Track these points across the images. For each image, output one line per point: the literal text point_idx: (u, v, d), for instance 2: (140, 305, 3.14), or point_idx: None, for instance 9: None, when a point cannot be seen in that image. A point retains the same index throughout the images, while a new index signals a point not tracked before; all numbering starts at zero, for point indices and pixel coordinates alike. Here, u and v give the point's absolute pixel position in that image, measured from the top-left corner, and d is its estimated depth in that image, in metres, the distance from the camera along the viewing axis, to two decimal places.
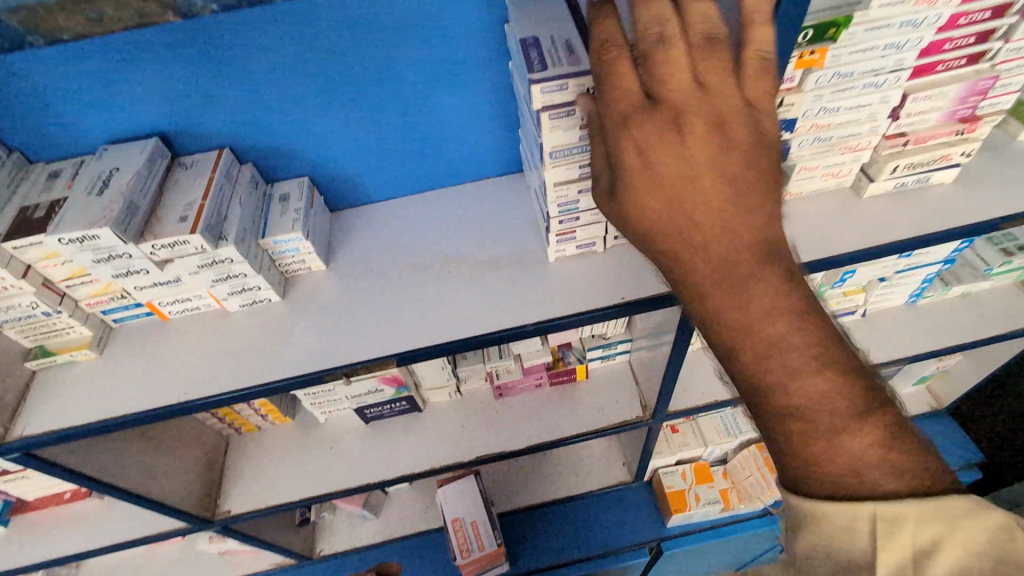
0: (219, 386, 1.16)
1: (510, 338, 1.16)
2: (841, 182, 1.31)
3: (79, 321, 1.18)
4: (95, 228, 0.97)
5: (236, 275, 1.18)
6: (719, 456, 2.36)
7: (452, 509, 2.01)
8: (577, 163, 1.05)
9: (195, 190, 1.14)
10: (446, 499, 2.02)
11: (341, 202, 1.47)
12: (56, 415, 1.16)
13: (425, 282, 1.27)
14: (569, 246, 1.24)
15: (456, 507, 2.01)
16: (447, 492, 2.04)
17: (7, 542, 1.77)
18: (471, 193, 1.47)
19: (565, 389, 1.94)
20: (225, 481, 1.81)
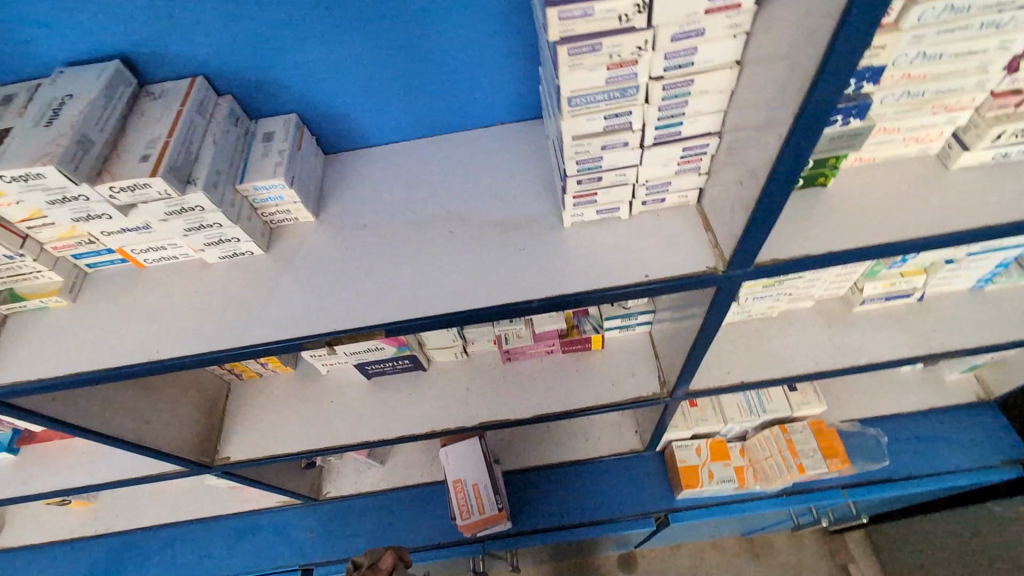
0: (192, 344, 1.06)
1: (513, 313, 1.02)
2: (925, 148, 1.08)
3: (46, 266, 1.09)
4: (38, 165, 0.85)
5: (210, 224, 1.05)
6: (738, 433, 2.24)
7: (455, 469, 1.96)
8: (602, 112, 0.85)
9: (161, 126, 0.99)
10: (449, 458, 1.98)
11: (337, 144, 1.31)
12: (23, 364, 1.08)
13: (423, 243, 1.12)
14: (588, 211, 1.07)
15: (459, 467, 1.96)
16: (450, 451, 1.99)
17: (17, 469, 1.81)
18: (482, 141, 1.29)
19: (578, 357, 1.82)
20: (225, 427, 1.79)
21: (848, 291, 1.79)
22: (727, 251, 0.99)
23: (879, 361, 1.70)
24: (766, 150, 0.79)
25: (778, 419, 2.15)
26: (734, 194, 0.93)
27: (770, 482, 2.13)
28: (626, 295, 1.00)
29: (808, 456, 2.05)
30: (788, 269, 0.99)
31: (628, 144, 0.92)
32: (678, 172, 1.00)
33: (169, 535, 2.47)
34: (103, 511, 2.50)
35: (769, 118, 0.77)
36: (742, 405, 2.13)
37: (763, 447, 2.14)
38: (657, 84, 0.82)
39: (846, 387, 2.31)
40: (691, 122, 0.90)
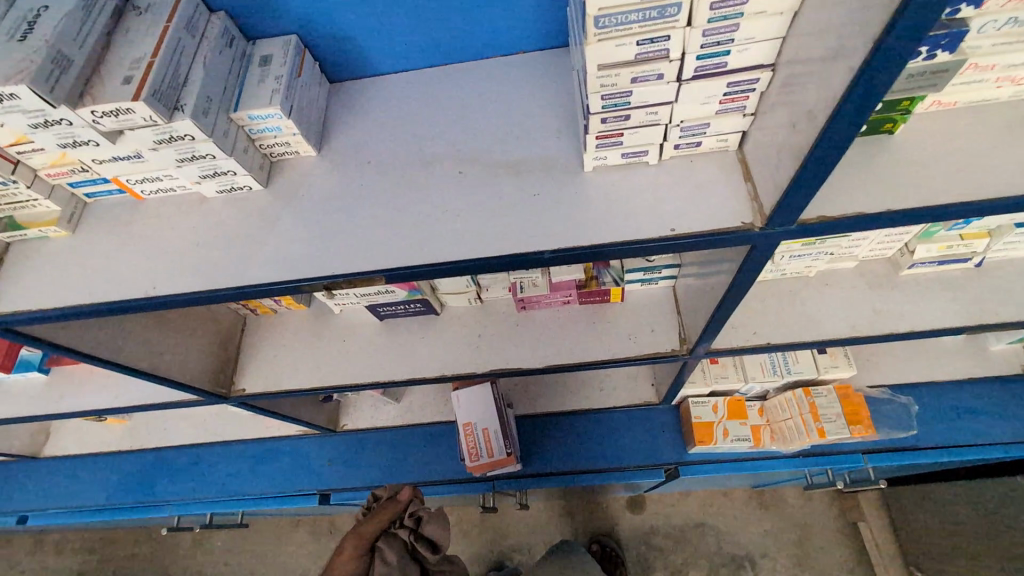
0: (189, 282, 1.02)
1: (523, 265, 0.94)
2: (1021, 91, 0.91)
3: (41, 195, 1.05)
4: (10, 85, 0.78)
5: (204, 155, 0.98)
6: (758, 393, 2.16)
7: (467, 413, 1.98)
8: (633, 37, 0.72)
9: (145, 43, 0.90)
10: (461, 403, 1.99)
11: (342, 71, 1.20)
12: (25, 295, 1.07)
13: (430, 184, 1.03)
14: (613, 154, 0.95)
15: (470, 412, 1.97)
16: (463, 396, 1.99)
17: (48, 389, 1.88)
18: (499, 71, 1.15)
19: (596, 309, 1.75)
20: (241, 360, 1.81)
21: (897, 252, 1.64)
22: (769, 206, 0.87)
23: (922, 330, 1.56)
24: (828, 87, 0.66)
25: (802, 381, 2.06)
26: (784, 140, 0.80)
27: (786, 443, 2.08)
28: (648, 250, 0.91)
29: (831, 420, 1.96)
30: (837, 229, 0.87)
31: (662, 76, 0.79)
32: (719, 112, 0.86)
33: (198, 455, 2.61)
34: (137, 429, 2.64)
35: (839, 47, 0.63)
36: (766, 365, 2.05)
37: (783, 409, 2.07)
38: (703, 0, 0.67)
39: (880, 352, 2.17)
40: (740, 52, 0.76)
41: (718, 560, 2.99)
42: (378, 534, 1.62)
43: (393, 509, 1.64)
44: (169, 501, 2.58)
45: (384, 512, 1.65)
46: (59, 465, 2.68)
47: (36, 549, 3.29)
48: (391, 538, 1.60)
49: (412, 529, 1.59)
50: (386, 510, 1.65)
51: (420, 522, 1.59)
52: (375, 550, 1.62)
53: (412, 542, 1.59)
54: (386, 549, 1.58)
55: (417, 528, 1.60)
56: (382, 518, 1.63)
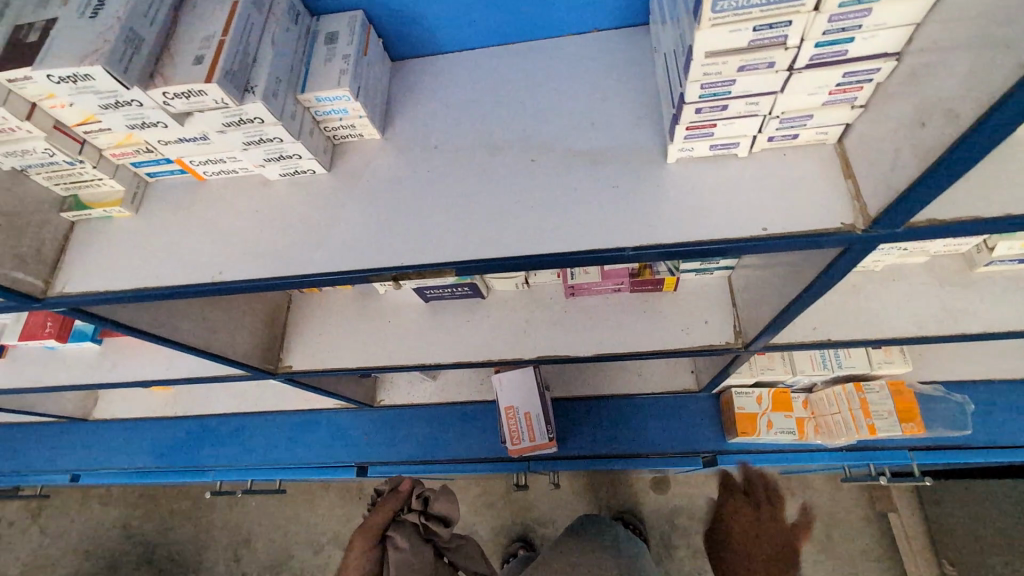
0: (256, 267, 1.01)
1: (601, 261, 0.90)
2: None
3: (107, 174, 1.03)
4: (85, 65, 0.75)
5: (271, 139, 0.95)
6: (804, 385, 2.11)
7: (505, 397, 1.96)
8: (752, 22, 0.65)
9: (214, 20, 0.86)
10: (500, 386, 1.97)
11: (405, 49, 1.14)
12: (91, 275, 1.06)
13: (500, 172, 0.99)
14: (700, 145, 0.89)
15: (509, 396, 1.95)
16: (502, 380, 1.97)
17: (102, 358, 1.93)
18: (572, 51, 1.08)
19: (647, 298, 1.70)
20: (287, 337, 1.82)
21: (973, 248, 1.55)
22: (874, 207, 0.81)
23: (997, 331, 1.48)
24: (977, 84, 0.59)
25: (853, 376, 2.00)
26: (904, 138, 0.73)
27: (831, 437, 2.03)
28: (737, 250, 0.86)
29: (882, 417, 1.90)
30: (949, 233, 0.80)
31: (773, 65, 0.72)
32: (825, 103, 0.80)
33: (239, 424, 2.68)
34: (181, 397, 2.71)
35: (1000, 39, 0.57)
36: (816, 358, 1.99)
37: (831, 402, 2.01)
38: None
39: (938, 347, 2.07)
40: (865, 40, 0.69)
41: None
42: (384, 528, 1.50)
43: (396, 499, 1.53)
44: (215, 466, 2.65)
45: (388, 505, 1.52)
46: (108, 428, 2.78)
47: (81, 504, 3.36)
48: (400, 526, 1.50)
49: (421, 512, 1.52)
50: (389, 502, 1.53)
51: (428, 502, 1.52)
52: (380, 546, 1.49)
53: (422, 524, 1.51)
54: (398, 539, 1.47)
55: (425, 510, 1.53)
56: (386, 508, 1.51)
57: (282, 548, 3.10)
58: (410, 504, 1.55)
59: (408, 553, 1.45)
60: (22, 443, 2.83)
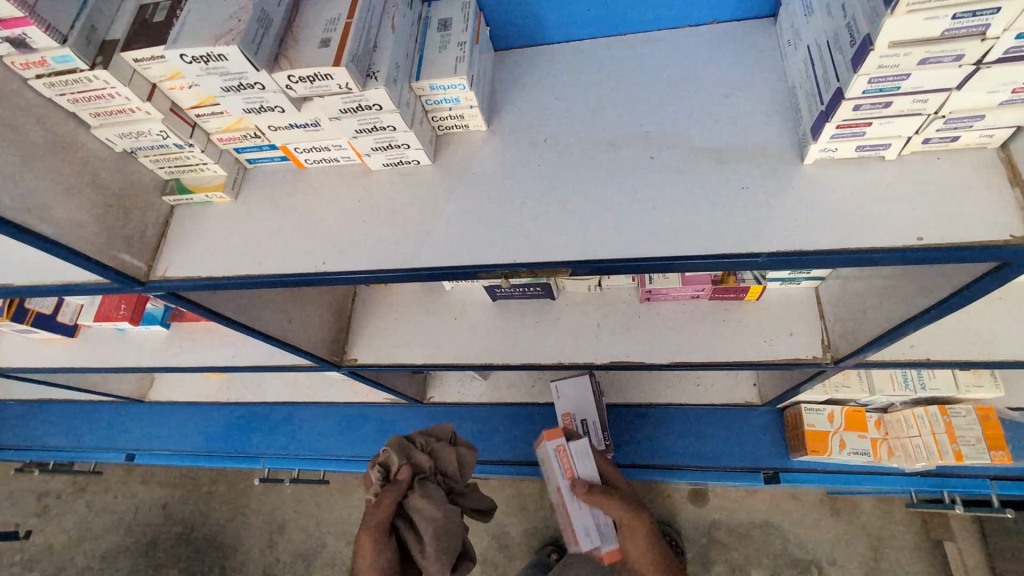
0: (355, 259, 0.98)
1: (733, 267, 0.84)
2: None
3: (213, 159, 1.02)
4: (221, 45, 0.73)
5: (384, 127, 0.92)
6: (880, 404, 2.00)
7: (581, 466, 1.53)
8: (954, 9, 0.59)
9: (339, 2, 0.84)
10: (574, 451, 1.53)
11: (511, 38, 1.11)
12: (189, 259, 1.06)
13: (617, 168, 0.94)
14: (847, 146, 0.83)
15: (590, 469, 1.53)
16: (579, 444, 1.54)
17: (169, 341, 1.96)
18: (691, 43, 1.03)
19: (726, 306, 1.63)
20: (353, 330, 1.80)
21: None
22: None
23: None
24: None
25: (938, 397, 1.88)
26: None
27: (908, 462, 1.90)
28: (886, 259, 0.79)
29: (970, 444, 1.78)
30: None
31: (959, 59, 0.66)
32: (1004, 103, 0.73)
33: (290, 412, 2.70)
34: (234, 382, 2.76)
35: None
36: (897, 376, 1.88)
37: (910, 425, 1.89)
38: None
39: None
40: None
41: (786, 564, 2.81)
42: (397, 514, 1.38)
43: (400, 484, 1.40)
44: (266, 453, 2.67)
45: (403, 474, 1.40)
46: (164, 409, 2.85)
47: (127, 480, 3.44)
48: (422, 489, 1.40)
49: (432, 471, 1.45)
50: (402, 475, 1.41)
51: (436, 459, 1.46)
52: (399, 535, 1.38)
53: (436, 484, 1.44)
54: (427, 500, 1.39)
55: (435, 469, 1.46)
56: (404, 479, 1.39)
57: (315, 537, 3.12)
58: (421, 468, 1.46)
59: (443, 511, 1.37)
60: (83, 418, 2.93)
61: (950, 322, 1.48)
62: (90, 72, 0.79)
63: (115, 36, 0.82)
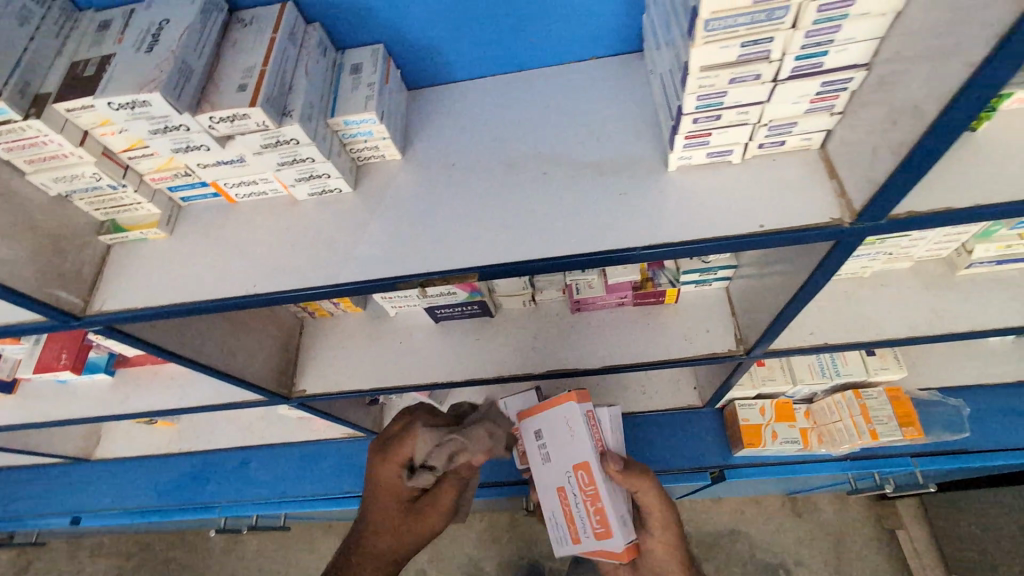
0: (285, 280, 1.07)
1: (616, 261, 0.97)
2: None
3: (146, 198, 1.10)
4: (145, 92, 0.83)
5: (303, 159, 1.03)
6: (805, 395, 2.14)
7: (608, 438, 1.45)
8: (739, 39, 0.75)
9: (254, 53, 0.96)
10: (602, 419, 1.48)
11: (421, 78, 1.25)
12: (126, 293, 1.12)
13: (516, 184, 1.07)
14: (698, 153, 0.98)
15: (612, 443, 1.47)
16: (607, 415, 1.49)
17: (114, 389, 1.95)
18: (575, 76, 1.20)
19: (650, 311, 1.76)
20: (300, 363, 1.85)
21: (953, 252, 1.62)
22: (858, 200, 0.89)
23: (984, 329, 1.54)
24: (937, 85, 0.69)
25: (852, 383, 2.03)
26: (879, 138, 0.82)
27: (834, 446, 2.06)
28: (737, 245, 0.94)
29: (883, 423, 1.92)
30: (926, 223, 0.89)
31: (759, 77, 0.82)
32: (808, 111, 0.89)
33: (247, 457, 2.67)
34: (187, 432, 2.71)
35: (954, 43, 0.66)
36: (815, 367, 2.02)
37: (832, 411, 2.03)
38: (811, 3, 0.71)
39: (933, 354, 2.13)
40: (838, 52, 0.79)
41: (752, 567, 2.89)
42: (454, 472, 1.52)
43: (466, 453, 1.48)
44: (219, 502, 2.63)
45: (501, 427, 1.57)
46: (113, 466, 2.76)
47: (76, 551, 3.26)
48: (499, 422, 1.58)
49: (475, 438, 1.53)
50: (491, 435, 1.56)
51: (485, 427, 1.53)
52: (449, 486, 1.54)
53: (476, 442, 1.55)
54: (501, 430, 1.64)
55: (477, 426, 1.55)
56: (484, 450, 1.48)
57: None
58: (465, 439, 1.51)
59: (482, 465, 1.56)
60: (25, 486, 2.80)
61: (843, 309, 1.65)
62: (24, 122, 0.87)
63: (47, 90, 0.91)
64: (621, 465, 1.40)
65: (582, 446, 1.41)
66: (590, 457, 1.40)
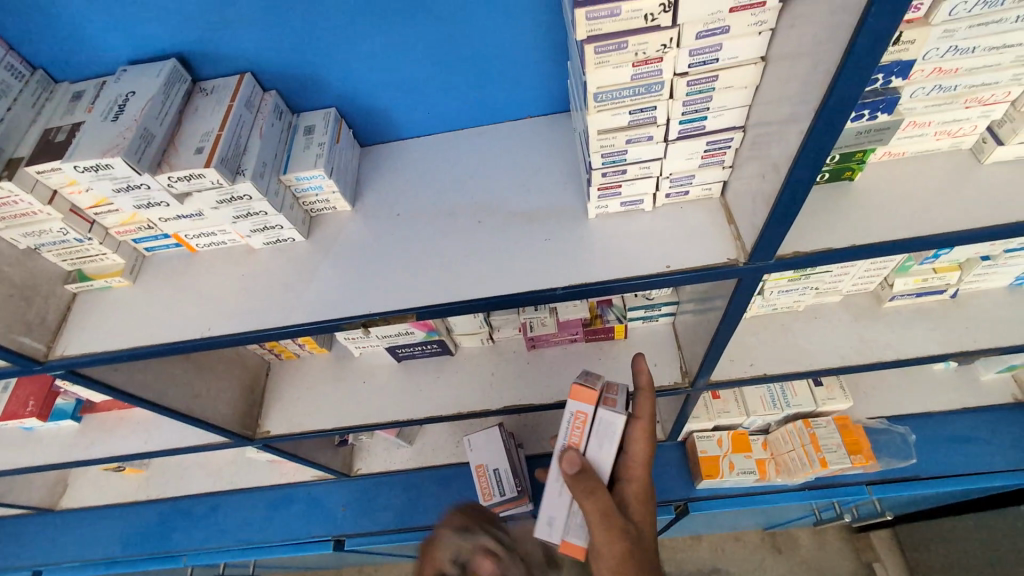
0: (240, 324, 1.15)
1: (539, 300, 1.07)
2: (957, 143, 1.07)
3: (110, 249, 1.19)
4: (108, 157, 0.93)
5: (257, 212, 1.13)
6: (761, 426, 2.21)
7: (593, 444, 1.22)
8: (627, 108, 0.87)
9: (212, 119, 1.07)
10: (596, 424, 1.23)
11: (373, 136, 1.37)
12: (89, 339, 1.19)
13: (453, 232, 1.18)
14: (613, 203, 1.10)
15: (602, 452, 1.21)
16: (603, 418, 1.23)
17: (80, 435, 1.97)
18: (510, 133, 1.33)
19: (601, 346, 1.85)
20: (265, 404, 1.89)
21: (878, 287, 1.76)
22: (749, 242, 1.01)
23: (907, 358, 1.65)
24: (788, 146, 0.81)
25: (802, 414, 2.11)
26: (757, 190, 0.94)
27: (792, 476, 2.11)
28: (647, 283, 1.04)
29: (831, 450, 1.99)
30: (809, 262, 1.00)
31: (652, 137, 0.94)
32: (701, 165, 1.02)
33: (215, 503, 2.64)
34: (155, 479, 2.69)
35: (793, 113, 0.78)
36: (766, 398, 2.11)
37: (786, 441, 2.10)
38: (681, 80, 0.83)
39: (878, 384, 2.23)
40: (715, 117, 0.91)
41: None
42: None
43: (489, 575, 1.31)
44: (187, 549, 2.58)
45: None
46: (78, 516, 2.71)
47: None
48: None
49: None
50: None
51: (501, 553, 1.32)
52: None
53: None
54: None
55: None
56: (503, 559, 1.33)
57: None
58: None
59: None
60: None
61: (780, 342, 1.76)
62: None
63: (20, 155, 1.00)
64: (575, 471, 1.14)
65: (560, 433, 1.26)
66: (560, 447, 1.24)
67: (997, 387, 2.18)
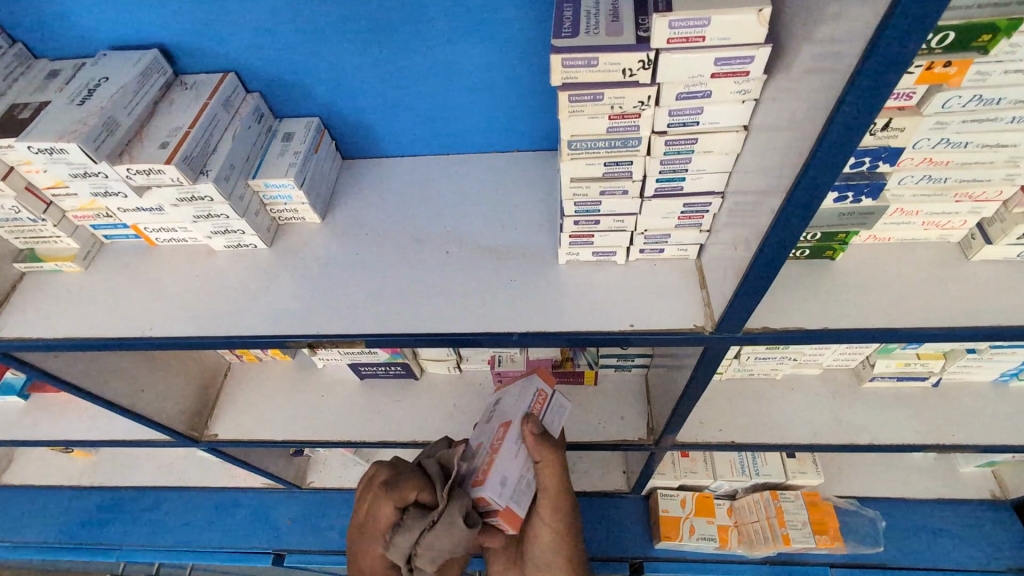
0: (185, 327, 1.11)
1: (496, 343, 1.02)
2: (945, 236, 1.03)
3: (65, 233, 1.15)
4: (63, 142, 0.90)
5: (219, 215, 1.09)
6: (727, 491, 2.13)
7: (551, 417, 1.27)
8: (602, 159, 0.83)
9: (185, 115, 1.04)
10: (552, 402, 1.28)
11: (357, 150, 1.34)
12: (27, 323, 1.14)
13: (420, 260, 1.14)
14: (584, 251, 1.06)
15: (553, 425, 1.28)
16: (558, 398, 1.30)
17: (24, 413, 1.90)
18: (496, 165, 1.30)
19: (570, 390, 1.79)
20: (217, 405, 1.83)
21: (858, 364, 1.69)
22: (716, 312, 0.96)
23: (879, 444, 1.60)
24: (761, 221, 0.77)
25: (770, 484, 2.04)
26: (730, 260, 0.90)
27: (753, 548, 2.03)
28: (607, 341, 1.00)
29: (797, 528, 1.93)
30: (776, 340, 0.96)
31: (627, 192, 0.90)
32: (677, 226, 0.98)
33: (159, 499, 2.55)
34: (101, 466, 2.60)
35: (769, 187, 0.74)
36: (735, 463, 2.04)
37: (751, 510, 2.03)
38: (659, 138, 0.79)
39: (853, 463, 2.16)
40: (694, 179, 0.87)
41: None
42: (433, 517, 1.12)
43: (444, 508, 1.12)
44: (121, 544, 2.49)
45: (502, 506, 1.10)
46: (16, 496, 2.61)
47: None
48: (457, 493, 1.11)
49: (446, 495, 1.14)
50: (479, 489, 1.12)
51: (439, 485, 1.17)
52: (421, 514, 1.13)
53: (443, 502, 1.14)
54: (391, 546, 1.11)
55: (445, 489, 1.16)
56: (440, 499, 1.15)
57: None
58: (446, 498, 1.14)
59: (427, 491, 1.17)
60: None
61: (752, 409, 1.69)
62: None
63: None
64: (539, 431, 1.18)
65: (515, 403, 1.23)
66: (515, 414, 1.21)
67: (974, 481, 2.11)
